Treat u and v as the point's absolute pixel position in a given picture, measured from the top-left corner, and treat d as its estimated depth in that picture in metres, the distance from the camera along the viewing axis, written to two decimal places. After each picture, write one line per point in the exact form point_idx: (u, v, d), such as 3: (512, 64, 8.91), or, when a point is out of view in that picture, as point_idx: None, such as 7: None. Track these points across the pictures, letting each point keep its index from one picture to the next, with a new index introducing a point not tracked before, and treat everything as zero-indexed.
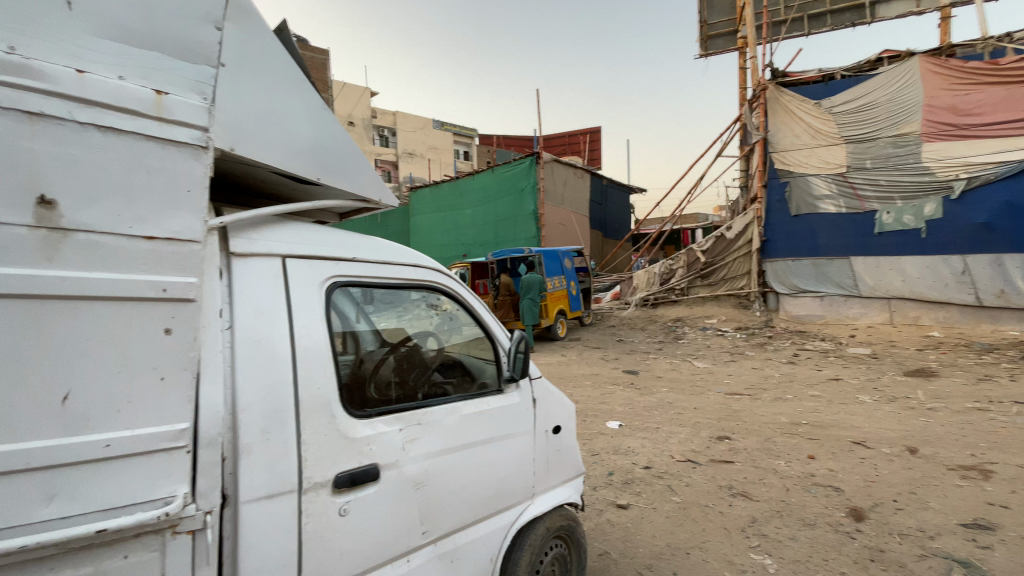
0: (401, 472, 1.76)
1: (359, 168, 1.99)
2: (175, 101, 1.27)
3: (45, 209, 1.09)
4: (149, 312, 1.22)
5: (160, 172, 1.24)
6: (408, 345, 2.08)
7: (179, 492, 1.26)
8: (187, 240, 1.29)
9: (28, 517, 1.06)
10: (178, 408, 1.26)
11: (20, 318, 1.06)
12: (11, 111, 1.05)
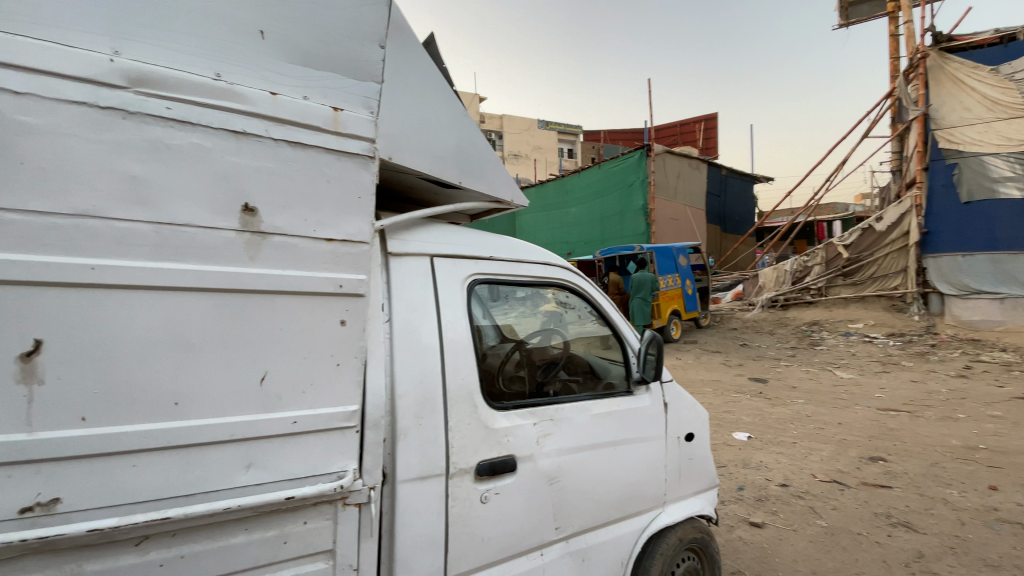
0: (537, 466, 1.80)
1: (494, 170, 2.06)
2: (349, 117, 1.40)
3: (249, 215, 1.26)
4: (328, 305, 1.37)
5: (337, 180, 1.39)
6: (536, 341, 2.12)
7: (350, 467, 1.39)
8: (359, 241, 1.42)
9: (231, 481, 1.24)
10: (349, 392, 1.40)
11: (233, 309, 1.24)
12: (225, 132, 1.23)
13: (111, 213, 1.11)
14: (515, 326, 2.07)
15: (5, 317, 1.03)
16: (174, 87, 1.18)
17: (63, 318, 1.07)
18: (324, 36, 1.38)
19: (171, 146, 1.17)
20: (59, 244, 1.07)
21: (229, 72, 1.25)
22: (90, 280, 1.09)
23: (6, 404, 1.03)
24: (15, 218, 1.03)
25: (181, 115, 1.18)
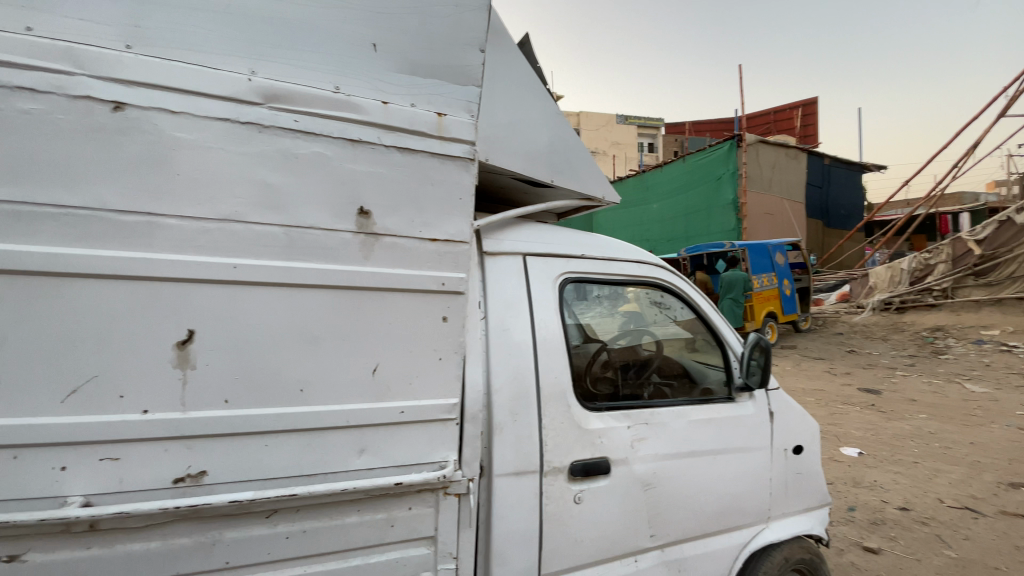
0: (631, 471, 1.75)
1: (587, 167, 2.02)
2: (452, 121, 1.44)
3: (363, 218, 1.35)
4: (432, 302, 1.43)
5: (441, 182, 1.43)
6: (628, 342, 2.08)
7: (450, 458, 1.44)
8: (460, 241, 1.46)
9: (346, 464, 1.34)
10: (450, 386, 1.45)
11: (348, 305, 1.33)
12: (342, 141, 1.32)
13: (249, 217, 1.23)
14: (604, 326, 2.00)
15: (165, 309, 1.17)
16: (299, 100, 1.28)
17: (210, 311, 1.20)
18: (428, 42, 1.43)
19: (297, 155, 1.27)
20: (207, 245, 1.20)
21: (344, 83, 1.33)
22: (232, 277, 1.22)
23: (165, 386, 1.18)
24: (174, 223, 1.18)
25: (305, 126, 1.28)
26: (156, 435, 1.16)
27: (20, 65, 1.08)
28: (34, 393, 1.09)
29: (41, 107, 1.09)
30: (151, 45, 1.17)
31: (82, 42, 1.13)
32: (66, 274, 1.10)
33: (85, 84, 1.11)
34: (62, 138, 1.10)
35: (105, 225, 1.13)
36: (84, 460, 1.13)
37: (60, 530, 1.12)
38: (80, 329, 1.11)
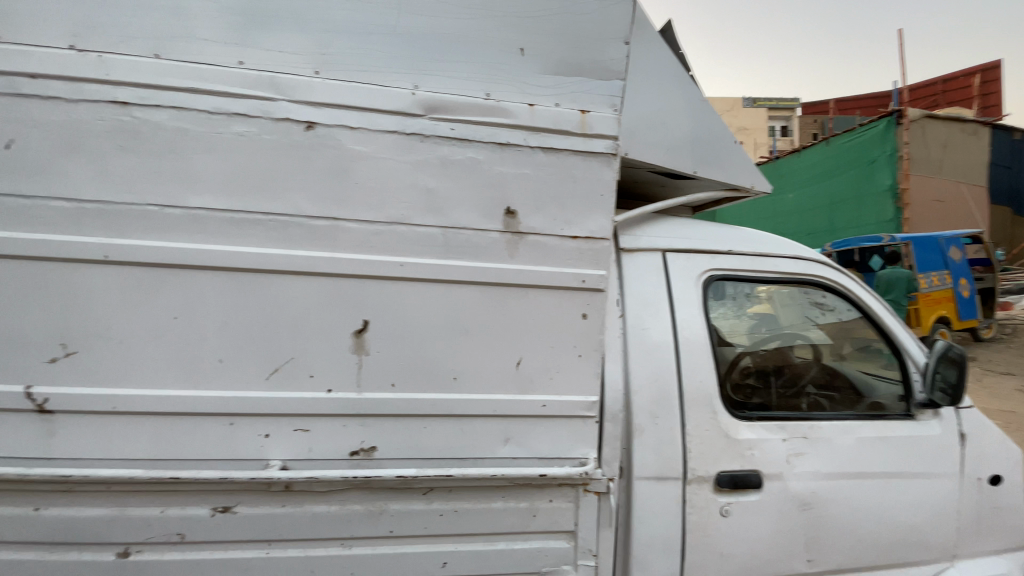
0: (786, 488, 1.61)
1: (734, 155, 1.88)
2: (596, 117, 1.43)
3: (510, 218, 1.40)
4: (573, 298, 1.43)
5: (584, 180, 1.43)
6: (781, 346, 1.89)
7: (590, 456, 1.45)
8: (601, 238, 1.44)
9: (492, 452, 1.41)
10: (591, 383, 1.45)
11: (496, 301, 1.40)
12: (493, 144, 1.38)
13: (412, 220, 1.35)
14: (753, 325, 1.84)
15: (345, 301, 1.33)
16: (455, 109, 1.36)
17: (380, 303, 1.34)
18: (575, 41, 1.42)
19: (453, 160, 1.36)
20: (377, 246, 1.34)
21: (495, 89, 1.38)
22: (398, 274, 1.34)
23: (345, 369, 1.34)
24: (354, 227, 1.33)
25: (460, 134, 1.36)
26: (336, 412, 1.33)
27: (236, 94, 1.28)
28: (246, 370, 1.30)
29: (252, 130, 1.29)
30: (334, 68, 1.32)
31: (280, 70, 1.30)
32: (270, 271, 1.30)
33: (285, 108, 1.30)
34: (268, 155, 1.30)
35: (297, 229, 1.31)
36: (281, 429, 1.32)
37: (264, 488, 1.32)
38: (280, 317, 1.31)
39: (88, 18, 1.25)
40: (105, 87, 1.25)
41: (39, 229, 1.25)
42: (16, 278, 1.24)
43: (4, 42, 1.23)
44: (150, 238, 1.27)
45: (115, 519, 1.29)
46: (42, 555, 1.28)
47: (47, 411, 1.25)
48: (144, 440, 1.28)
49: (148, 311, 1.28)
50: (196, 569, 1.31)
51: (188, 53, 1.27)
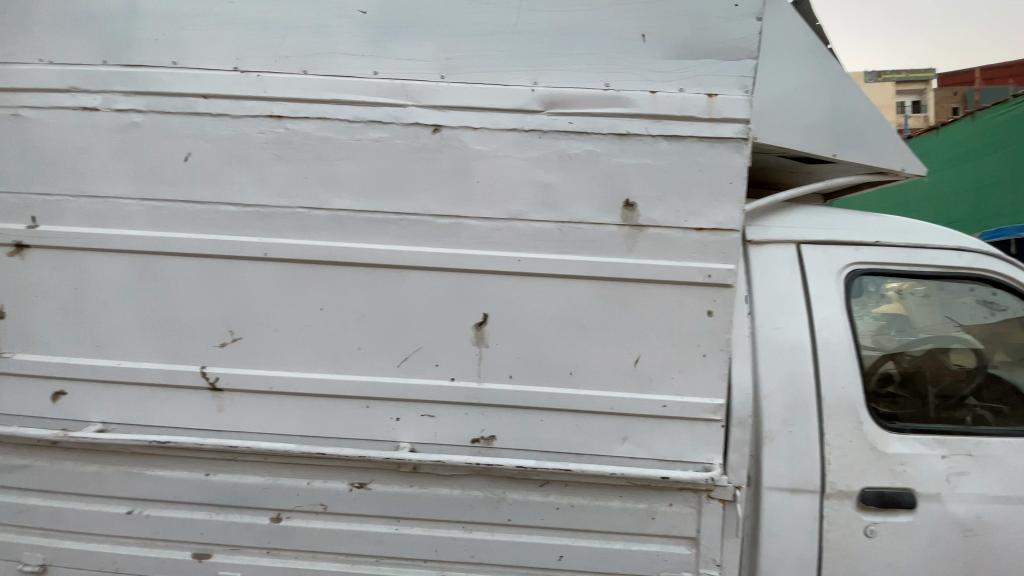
0: (947, 511, 1.41)
1: (881, 134, 1.67)
2: (724, 100, 1.34)
3: (630, 211, 1.36)
4: (698, 294, 1.36)
5: (710, 168, 1.35)
6: (929, 351, 1.57)
7: (716, 461, 1.37)
8: (730, 230, 1.36)
9: (610, 450, 1.38)
10: (716, 384, 1.37)
11: (616, 296, 1.37)
12: (612, 136, 1.35)
13: (531, 216, 1.36)
14: (904, 317, 1.57)
15: (469, 295, 1.38)
16: (574, 103, 1.35)
17: (501, 297, 1.38)
18: (701, 22, 1.35)
19: (572, 155, 1.36)
20: (499, 241, 1.37)
21: (615, 80, 1.35)
22: (519, 269, 1.36)
23: (467, 360, 1.39)
24: (475, 224, 1.37)
25: (579, 127, 1.35)
26: (460, 401, 1.39)
27: (371, 103, 1.38)
28: (380, 359, 1.41)
29: (385, 135, 1.38)
30: (459, 71, 1.37)
31: (409, 77, 1.37)
32: (401, 266, 1.39)
33: (414, 112, 1.37)
34: (399, 158, 1.38)
35: (425, 226, 1.38)
36: (411, 414, 1.41)
37: (394, 469, 1.41)
38: (410, 309, 1.40)
39: (248, 43, 1.41)
40: (262, 103, 1.41)
41: (213, 231, 1.44)
42: (195, 274, 1.45)
43: (186, 70, 1.43)
44: (300, 237, 1.41)
45: (270, 487, 1.45)
46: (213, 513, 1.48)
47: (218, 388, 1.44)
48: (294, 419, 1.43)
49: (298, 303, 1.42)
50: (336, 538, 1.44)
51: (330, 67, 1.39)
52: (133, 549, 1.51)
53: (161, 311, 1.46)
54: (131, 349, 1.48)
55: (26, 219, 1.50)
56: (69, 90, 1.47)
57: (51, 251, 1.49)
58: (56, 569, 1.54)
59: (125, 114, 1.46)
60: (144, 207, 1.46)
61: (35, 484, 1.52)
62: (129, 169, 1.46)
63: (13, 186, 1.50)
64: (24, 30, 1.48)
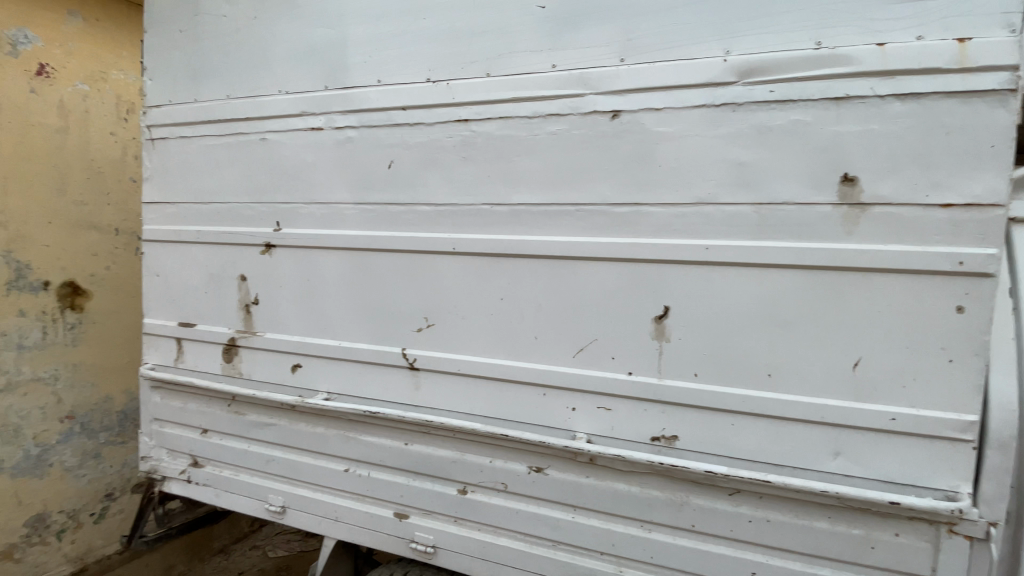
0: None
1: None
2: (983, 44, 1.07)
3: (848, 186, 1.17)
4: (942, 286, 1.12)
5: (962, 130, 1.10)
6: None
7: (964, 490, 1.12)
8: (992, 205, 1.08)
9: (818, 465, 1.22)
10: (965, 398, 1.12)
11: (827, 288, 1.20)
12: (823, 102, 1.18)
13: (722, 199, 1.26)
14: None
15: (650, 286, 1.33)
16: (775, 70, 1.20)
17: (685, 289, 1.30)
18: None
19: (772, 128, 1.22)
20: (684, 229, 1.29)
21: (827, 37, 1.17)
22: (706, 259, 1.27)
23: (648, 353, 1.34)
24: (656, 211, 1.31)
25: (781, 96, 1.20)
26: (639, 396, 1.34)
27: (551, 95, 1.40)
28: (558, 349, 1.43)
29: (564, 127, 1.39)
30: (640, 53, 1.32)
31: (588, 65, 1.36)
32: (579, 258, 1.39)
33: (593, 101, 1.36)
34: (576, 149, 1.38)
35: (603, 217, 1.36)
36: (588, 405, 1.40)
37: (571, 457, 1.43)
38: (588, 300, 1.39)
39: (439, 54, 1.54)
40: (451, 108, 1.52)
41: (411, 228, 1.60)
42: (396, 267, 1.64)
43: (388, 85, 1.62)
44: (484, 232, 1.50)
45: (457, 461, 1.58)
46: (410, 480, 1.67)
47: (415, 368, 1.61)
48: (478, 402, 1.53)
49: (483, 293, 1.51)
50: (515, 517, 1.51)
51: (511, 67, 1.45)
52: (349, 501, 1.77)
53: (369, 299, 1.68)
54: (347, 332, 1.73)
55: (273, 224, 1.85)
56: (301, 114, 1.77)
57: (290, 249, 1.82)
58: (294, 509, 1.88)
59: (342, 130, 1.70)
60: (357, 211, 1.69)
61: (279, 439, 1.88)
62: (344, 178, 1.71)
63: (264, 197, 1.86)
64: (270, 70, 1.82)
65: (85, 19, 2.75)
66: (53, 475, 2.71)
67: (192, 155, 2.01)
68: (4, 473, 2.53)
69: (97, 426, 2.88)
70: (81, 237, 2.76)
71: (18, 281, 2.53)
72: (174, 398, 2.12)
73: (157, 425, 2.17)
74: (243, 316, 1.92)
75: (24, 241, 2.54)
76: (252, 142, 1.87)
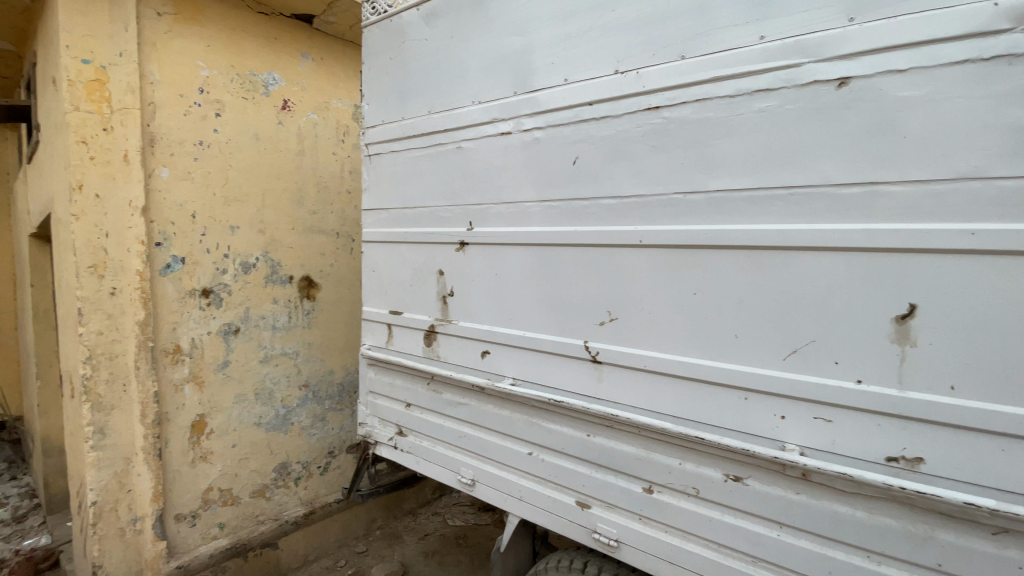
0: None
1: None
2: None
3: None
4: None
5: None
6: None
7: None
8: None
9: None
10: None
11: None
12: None
13: (994, 172, 1.02)
14: None
15: (887, 280, 1.14)
16: None
17: (938, 282, 1.09)
18: None
19: None
20: (937, 212, 1.08)
21: None
22: (969, 246, 1.05)
23: (882, 359, 1.15)
24: (896, 190, 1.12)
25: None
26: (869, 408, 1.16)
27: (758, 71, 1.29)
28: (763, 350, 1.31)
29: (775, 103, 1.27)
30: (877, 8, 1.14)
31: (805, 31, 1.22)
32: (792, 248, 1.26)
33: (813, 70, 1.21)
34: (790, 126, 1.25)
35: (825, 200, 1.21)
36: (801, 414, 1.26)
37: (778, 468, 1.31)
38: (803, 297, 1.25)
39: (629, 43, 1.52)
40: (641, 98, 1.49)
41: (596, 222, 1.61)
42: (581, 260, 1.66)
43: (574, 83, 1.65)
44: (676, 223, 1.44)
45: (643, 459, 1.55)
46: (592, 471, 1.68)
47: (599, 361, 1.62)
48: (667, 399, 1.47)
49: (676, 287, 1.45)
50: (708, 524, 1.43)
51: (711, 45, 1.36)
52: (532, 484, 1.86)
53: (554, 293, 1.74)
54: (531, 323, 1.81)
55: (466, 223, 2.03)
56: (492, 121, 1.90)
57: (481, 246, 1.97)
58: (482, 484, 2.04)
59: (530, 131, 1.78)
60: (544, 207, 1.76)
61: (471, 418, 2.06)
62: (530, 177, 1.79)
63: (458, 200, 2.05)
64: (465, 83, 2.00)
65: (313, 59, 3.37)
66: (294, 432, 3.35)
67: (399, 166, 2.30)
68: (262, 427, 3.19)
69: (324, 394, 3.50)
70: (314, 240, 3.37)
71: (272, 275, 3.18)
72: (384, 375, 2.46)
73: (372, 397, 2.55)
74: (441, 306, 2.14)
75: (276, 244, 3.19)
76: (449, 151, 2.07)
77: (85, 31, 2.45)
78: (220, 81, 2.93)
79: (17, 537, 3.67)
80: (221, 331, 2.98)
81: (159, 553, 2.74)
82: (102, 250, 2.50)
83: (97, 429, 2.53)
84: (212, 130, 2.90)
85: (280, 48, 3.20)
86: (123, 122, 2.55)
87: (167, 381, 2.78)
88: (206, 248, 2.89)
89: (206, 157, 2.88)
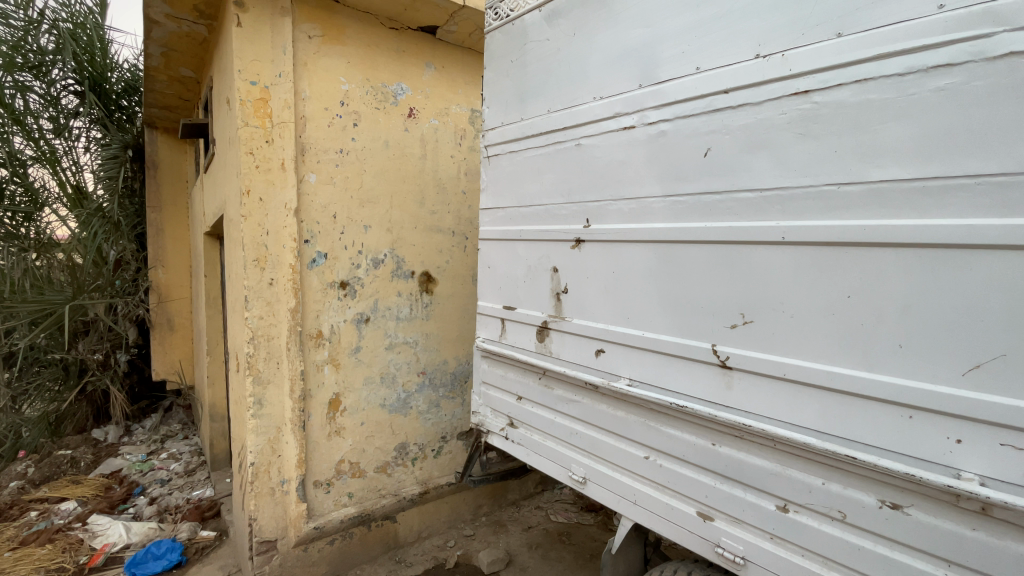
0: None
1: None
2: None
3: None
4: None
5: None
6: None
7: None
8: None
9: None
10: None
11: None
12: None
13: None
14: None
15: None
16: None
17: None
18: None
19: None
20: None
21: None
22: None
23: None
24: None
25: None
26: None
27: (934, 45, 1.14)
28: (936, 363, 1.15)
29: (957, 80, 1.11)
30: None
31: None
32: (974, 248, 1.10)
33: (1008, 40, 1.05)
34: (979, 105, 1.09)
35: None
36: (982, 439, 1.09)
37: (948, 500, 1.15)
38: (991, 305, 1.08)
39: (772, 25, 1.42)
40: (787, 83, 1.39)
41: (729, 217, 1.53)
42: (710, 258, 1.58)
43: (707, 71, 1.57)
44: (825, 218, 1.32)
45: (778, 474, 1.44)
46: (716, 482, 1.60)
47: (728, 366, 1.53)
48: (809, 411, 1.35)
49: (826, 289, 1.33)
50: (856, 553, 1.29)
51: (875, 19, 1.22)
52: (648, 488, 1.81)
53: (678, 292, 1.68)
54: (651, 324, 1.76)
55: (583, 221, 2.03)
56: (614, 116, 1.87)
57: (599, 243, 1.96)
58: (594, 483, 2.02)
59: (655, 125, 1.74)
60: (668, 202, 1.70)
61: (584, 416, 2.06)
62: (655, 171, 1.74)
63: (575, 197, 2.06)
64: (586, 80, 2.00)
65: (436, 68, 3.58)
66: (412, 415, 3.60)
67: (518, 165, 2.36)
68: (386, 408, 3.47)
69: (438, 381, 3.72)
70: (433, 238, 3.59)
71: (397, 270, 3.44)
72: (498, 367, 2.55)
73: (485, 387, 2.65)
74: (555, 303, 2.16)
75: (401, 242, 3.45)
76: (567, 148, 2.08)
77: (253, 56, 2.84)
78: (357, 93, 3.23)
79: (189, 487, 4.37)
80: (354, 320, 3.29)
81: (300, 513, 3.10)
82: (263, 246, 2.89)
83: (256, 399, 2.93)
84: (350, 138, 3.21)
85: (407, 60, 3.45)
86: (281, 134, 2.92)
87: (311, 362, 3.13)
88: (344, 245, 3.22)
89: (345, 162, 3.20)
